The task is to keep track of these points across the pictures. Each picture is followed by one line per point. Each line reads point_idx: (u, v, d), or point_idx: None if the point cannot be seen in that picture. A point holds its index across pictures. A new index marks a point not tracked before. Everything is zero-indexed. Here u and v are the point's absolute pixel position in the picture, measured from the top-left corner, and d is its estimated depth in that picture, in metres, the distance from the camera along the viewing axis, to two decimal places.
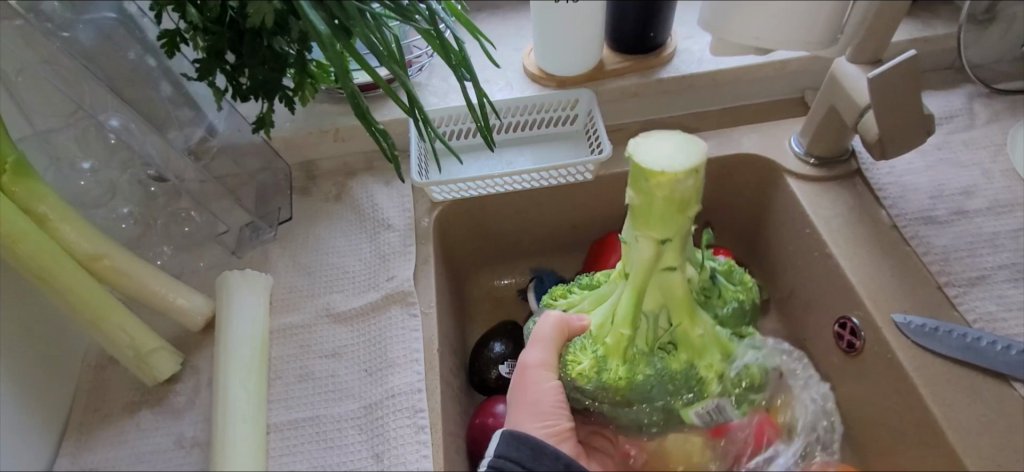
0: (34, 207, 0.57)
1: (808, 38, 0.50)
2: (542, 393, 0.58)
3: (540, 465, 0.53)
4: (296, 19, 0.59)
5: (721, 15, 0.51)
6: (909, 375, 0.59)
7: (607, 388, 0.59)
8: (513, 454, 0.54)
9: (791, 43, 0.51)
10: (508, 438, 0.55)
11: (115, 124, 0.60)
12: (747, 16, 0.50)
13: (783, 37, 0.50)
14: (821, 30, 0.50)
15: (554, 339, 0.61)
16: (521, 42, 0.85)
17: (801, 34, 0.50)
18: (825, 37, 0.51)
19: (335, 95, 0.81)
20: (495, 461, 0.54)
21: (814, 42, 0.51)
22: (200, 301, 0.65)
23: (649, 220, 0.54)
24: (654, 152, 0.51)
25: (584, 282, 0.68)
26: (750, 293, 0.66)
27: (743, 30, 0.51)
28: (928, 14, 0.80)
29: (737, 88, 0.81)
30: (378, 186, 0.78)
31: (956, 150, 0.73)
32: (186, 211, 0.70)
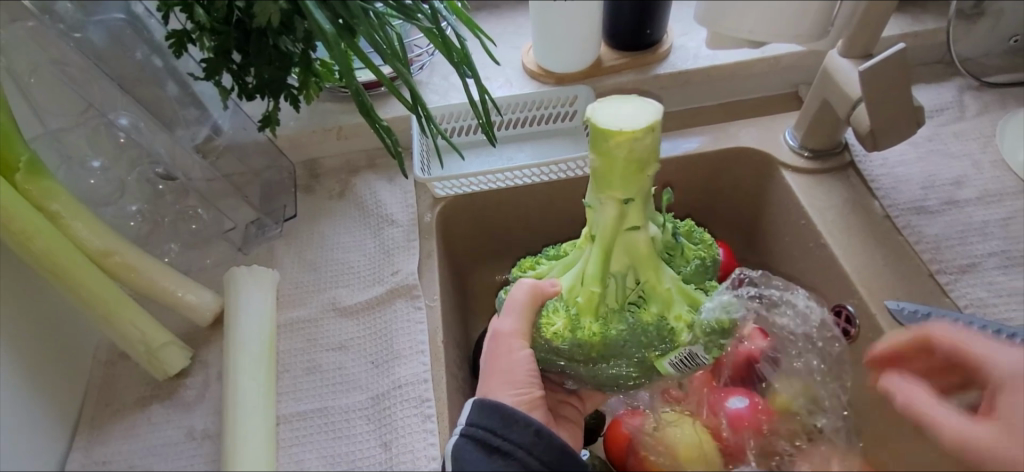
0: (46, 205, 0.58)
1: (797, 32, 0.52)
2: (513, 361, 0.60)
3: (511, 432, 0.54)
4: (301, 19, 0.60)
5: (713, 12, 0.52)
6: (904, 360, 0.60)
7: (578, 346, 0.60)
8: (484, 422, 0.55)
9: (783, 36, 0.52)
10: (479, 407, 0.55)
11: (124, 122, 0.63)
12: (738, 13, 0.52)
13: (774, 32, 0.52)
14: (811, 24, 0.52)
15: (527, 306, 0.62)
16: (520, 40, 0.87)
17: (791, 28, 0.52)
18: (815, 30, 0.53)
19: (337, 93, 0.82)
20: (468, 430, 0.55)
21: (804, 35, 0.53)
22: (209, 297, 0.66)
23: (609, 180, 0.58)
24: (617, 116, 0.56)
25: (551, 253, 0.69)
26: (711, 250, 0.67)
27: (734, 25, 0.52)
28: (918, 9, 0.82)
29: (732, 83, 0.83)
30: (381, 183, 0.79)
31: (947, 142, 0.75)
32: (193, 208, 0.71)
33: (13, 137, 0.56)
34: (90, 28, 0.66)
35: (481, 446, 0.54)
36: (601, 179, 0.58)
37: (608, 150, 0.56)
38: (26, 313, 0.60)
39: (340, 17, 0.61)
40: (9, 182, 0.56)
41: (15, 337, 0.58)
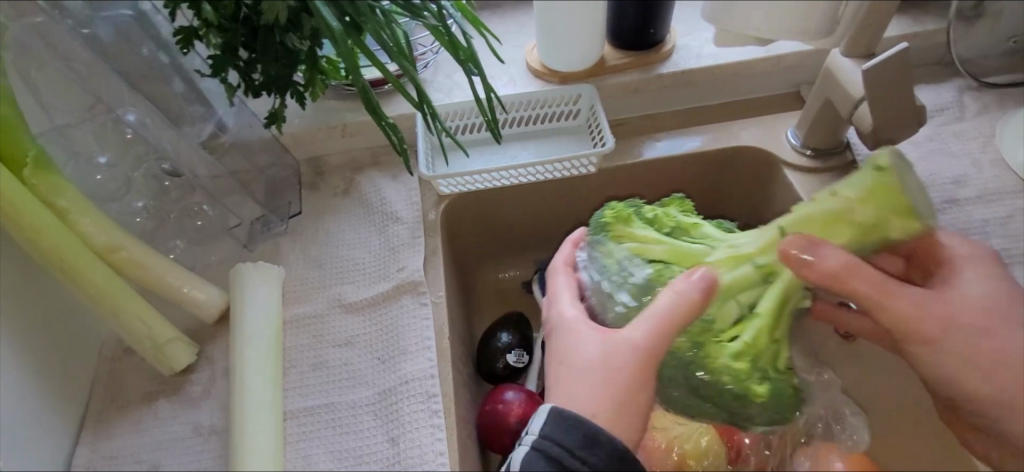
0: (54, 200, 0.58)
1: (805, 29, 0.53)
2: (619, 375, 0.52)
3: (592, 455, 0.51)
4: (309, 16, 0.60)
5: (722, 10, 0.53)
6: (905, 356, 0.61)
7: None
8: (563, 439, 0.52)
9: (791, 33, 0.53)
10: (556, 418, 0.52)
11: (131, 118, 0.63)
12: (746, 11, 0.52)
13: (781, 28, 0.53)
14: (819, 21, 0.52)
15: (678, 316, 0.52)
16: (524, 39, 0.87)
17: (797, 26, 0.52)
18: (823, 29, 0.53)
19: (342, 91, 0.83)
20: (539, 442, 0.52)
21: (812, 33, 0.53)
22: (214, 292, 0.66)
23: (828, 228, 0.57)
24: (867, 178, 0.56)
25: (649, 217, 0.62)
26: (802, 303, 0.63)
27: (742, 23, 0.53)
28: (919, 10, 0.83)
29: (735, 83, 0.83)
30: (385, 180, 0.80)
31: (947, 141, 0.76)
32: (198, 205, 0.71)
33: (20, 133, 0.56)
34: (98, 24, 0.66)
35: (546, 460, 0.52)
36: (829, 213, 0.57)
37: (884, 188, 0.55)
38: (33, 308, 0.60)
39: (347, 15, 0.61)
40: (16, 177, 0.56)
41: (23, 333, 0.58)
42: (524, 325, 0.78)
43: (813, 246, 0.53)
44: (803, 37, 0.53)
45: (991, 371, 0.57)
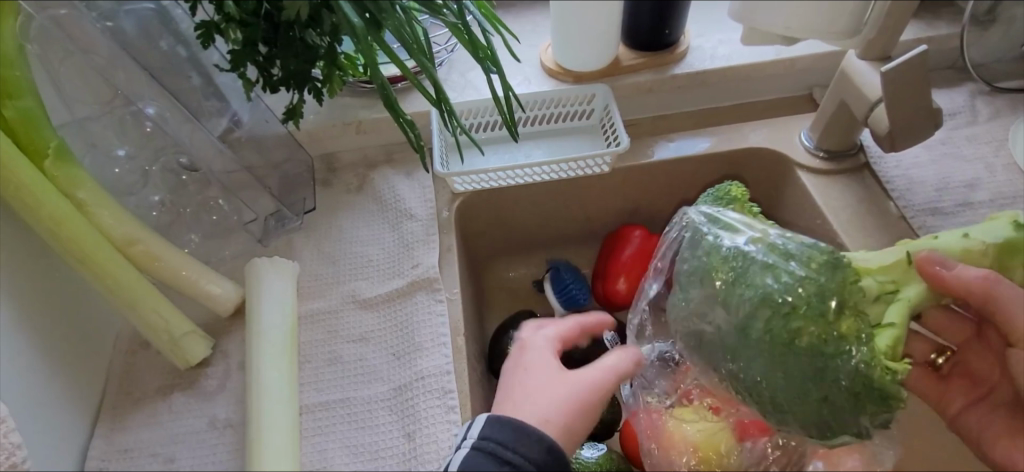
0: (73, 192, 0.58)
1: (827, 29, 0.54)
2: (567, 390, 0.57)
3: (522, 446, 0.54)
4: (330, 13, 0.60)
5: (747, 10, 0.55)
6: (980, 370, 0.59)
7: (812, 303, 0.50)
8: (498, 435, 0.54)
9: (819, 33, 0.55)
10: (493, 420, 0.55)
11: (150, 112, 0.62)
12: (771, 11, 0.54)
13: (805, 27, 0.54)
14: (845, 21, 0.54)
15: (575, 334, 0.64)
16: (538, 38, 0.87)
17: (820, 26, 0.54)
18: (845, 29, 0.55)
19: (356, 88, 0.83)
20: (478, 443, 0.54)
21: (834, 32, 0.55)
22: (229, 286, 0.66)
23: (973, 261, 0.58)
24: (998, 225, 0.59)
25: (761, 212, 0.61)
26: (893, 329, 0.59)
27: (767, 23, 0.55)
28: (931, 14, 0.83)
29: (749, 85, 0.84)
30: (399, 177, 0.80)
31: (960, 145, 0.76)
32: (214, 199, 0.71)
33: (41, 124, 0.56)
34: (120, 17, 0.66)
35: (488, 458, 0.53)
36: (960, 248, 0.58)
37: (1009, 246, 0.58)
38: (50, 300, 0.60)
39: (368, 12, 0.61)
40: (37, 168, 0.56)
41: (40, 325, 0.58)
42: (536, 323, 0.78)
43: (994, 277, 0.56)
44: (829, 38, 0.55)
45: None
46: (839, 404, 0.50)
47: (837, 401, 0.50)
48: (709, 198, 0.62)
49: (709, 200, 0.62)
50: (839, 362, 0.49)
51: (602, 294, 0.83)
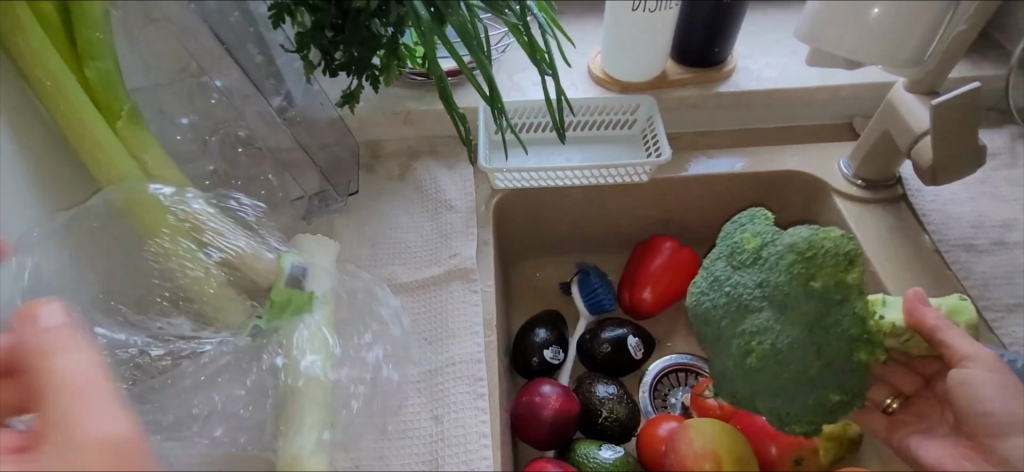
0: (140, 154, 0.61)
1: (894, 57, 0.54)
2: None
3: None
4: (398, 5, 0.63)
5: (818, 30, 0.54)
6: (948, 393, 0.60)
7: (783, 292, 0.56)
8: None
9: (886, 60, 0.55)
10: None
11: (218, 84, 0.67)
12: (843, 34, 0.54)
13: (872, 54, 0.54)
14: (912, 51, 0.54)
15: None
16: (588, 46, 0.89)
17: (887, 52, 0.54)
18: (911, 57, 0.55)
19: (407, 80, 0.85)
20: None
21: (900, 61, 0.55)
22: (270, 256, 0.65)
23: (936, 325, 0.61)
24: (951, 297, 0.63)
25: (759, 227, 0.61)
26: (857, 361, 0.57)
27: (836, 45, 0.55)
28: (979, 55, 0.84)
29: (792, 109, 0.85)
30: (441, 169, 0.82)
31: (998, 186, 0.77)
32: (265, 174, 0.73)
33: (119, 87, 0.59)
34: None
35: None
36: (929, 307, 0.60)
37: (957, 309, 0.61)
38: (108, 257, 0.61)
39: (433, 7, 0.64)
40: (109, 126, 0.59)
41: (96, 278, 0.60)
42: (560, 323, 0.79)
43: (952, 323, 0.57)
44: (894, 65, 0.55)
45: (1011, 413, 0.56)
46: (806, 390, 0.56)
47: (814, 376, 0.56)
48: (748, 218, 0.63)
49: (745, 218, 0.63)
50: (825, 338, 0.56)
51: (628, 302, 0.84)
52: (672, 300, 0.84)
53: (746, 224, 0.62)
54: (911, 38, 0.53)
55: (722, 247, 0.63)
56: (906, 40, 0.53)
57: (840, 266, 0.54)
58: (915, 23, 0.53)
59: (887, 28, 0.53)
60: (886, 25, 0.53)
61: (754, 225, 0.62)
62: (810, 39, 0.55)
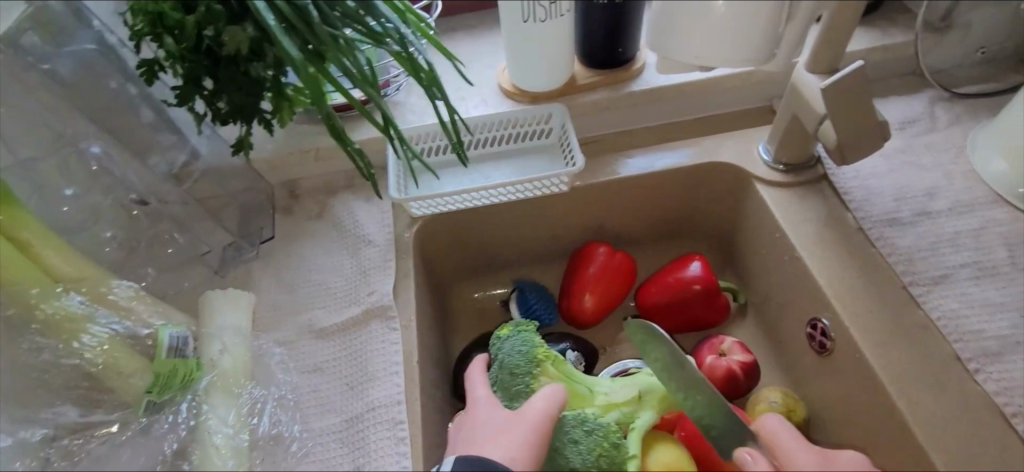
0: (16, 233, 0.58)
1: (746, 55, 0.54)
2: None
3: None
4: (271, 45, 0.58)
5: (660, 37, 0.56)
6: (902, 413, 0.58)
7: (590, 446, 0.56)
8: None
9: (729, 60, 0.54)
10: (461, 462, 0.52)
11: (96, 151, 0.65)
12: (689, 36, 0.54)
13: (721, 56, 0.54)
14: (763, 38, 0.53)
15: None
16: (495, 60, 0.88)
17: (735, 55, 0.54)
18: (763, 53, 0.54)
19: (313, 115, 0.83)
20: None
21: (753, 58, 0.54)
22: (145, 332, 0.61)
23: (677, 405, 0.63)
24: None
25: (532, 365, 0.62)
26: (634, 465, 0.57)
27: (683, 50, 0.55)
28: (887, 21, 0.83)
29: (709, 99, 0.84)
30: (359, 203, 0.79)
31: (919, 153, 0.75)
32: (167, 233, 0.70)
33: None
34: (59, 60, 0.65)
35: None
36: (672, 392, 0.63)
37: None
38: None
39: (310, 44, 0.59)
40: None
41: None
42: None
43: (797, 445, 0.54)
44: (744, 64, 0.54)
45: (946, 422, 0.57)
46: None
47: None
48: (522, 361, 0.62)
49: (518, 358, 0.62)
50: None
51: (567, 312, 0.81)
52: (612, 308, 0.82)
53: (516, 368, 0.62)
54: (754, 35, 0.52)
55: (498, 380, 0.63)
56: (749, 39, 0.53)
57: (607, 465, 0.56)
58: (753, 23, 0.52)
59: (722, 29, 0.52)
60: (726, 16, 0.52)
61: (519, 372, 0.62)
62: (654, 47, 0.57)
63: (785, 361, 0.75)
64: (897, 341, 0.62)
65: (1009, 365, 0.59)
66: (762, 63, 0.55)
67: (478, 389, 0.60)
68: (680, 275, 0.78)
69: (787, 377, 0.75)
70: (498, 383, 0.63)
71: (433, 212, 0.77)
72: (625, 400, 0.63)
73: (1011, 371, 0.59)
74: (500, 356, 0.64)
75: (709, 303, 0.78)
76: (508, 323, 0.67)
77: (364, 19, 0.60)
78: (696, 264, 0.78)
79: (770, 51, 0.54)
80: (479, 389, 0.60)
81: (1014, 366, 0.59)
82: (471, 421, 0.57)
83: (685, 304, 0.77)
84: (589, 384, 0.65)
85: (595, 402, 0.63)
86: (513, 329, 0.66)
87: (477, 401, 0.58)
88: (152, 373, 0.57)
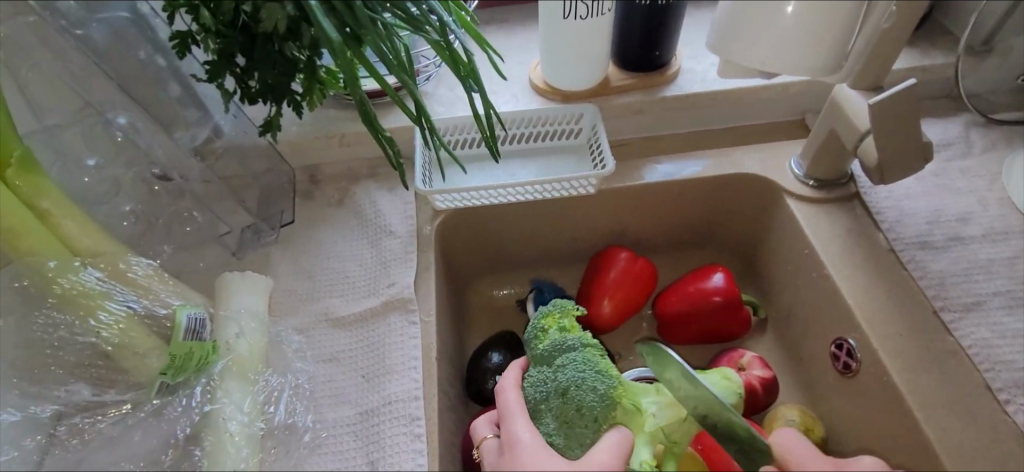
0: (36, 202, 0.57)
1: (812, 65, 0.53)
2: None
3: None
4: (308, 26, 0.56)
5: (725, 42, 0.54)
6: (929, 440, 0.57)
7: None
8: None
9: (795, 68, 0.53)
10: None
11: (122, 122, 0.63)
12: (752, 41, 0.53)
13: (786, 64, 0.53)
14: (830, 50, 0.52)
15: None
16: (527, 56, 0.87)
17: (802, 62, 0.52)
18: (829, 63, 0.53)
19: (341, 100, 0.82)
20: None
21: (818, 68, 0.53)
22: (162, 312, 0.59)
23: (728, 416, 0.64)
24: (726, 388, 0.64)
25: (603, 412, 0.57)
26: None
27: (749, 56, 0.53)
28: (926, 43, 0.82)
29: (741, 109, 0.82)
30: (382, 192, 0.78)
31: (953, 178, 0.74)
32: (188, 211, 0.69)
33: (6, 132, 0.55)
34: (91, 27, 0.66)
35: None
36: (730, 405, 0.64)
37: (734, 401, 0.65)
38: (3, 322, 0.56)
39: (347, 26, 0.57)
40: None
41: None
42: (517, 345, 0.75)
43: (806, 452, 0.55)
44: (810, 74, 0.53)
45: (974, 451, 0.56)
46: None
47: None
48: (596, 402, 0.57)
49: (590, 397, 0.57)
50: None
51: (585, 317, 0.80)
52: (631, 314, 0.80)
53: (587, 408, 0.57)
54: (821, 44, 0.52)
55: (552, 405, 0.59)
56: (816, 48, 0.52)
57: None
58: (820, 32, 0.51)
59: (796, 37, 0.51)
60: (798, 23, 0.50)
61: (588, 415, 0.57)
62: (718, 50, 0.55)
63: (806, 379, 0.74)
64: (927, 367, 0.61)
65: None
66: (828, 73, 0.54)
67: (517, 423, 0.56)
68: (702, 286, 0.77)
69: (806, 396, 0.73)
70: (554, 410, 0.58)
71: (457, 207, 0.75)
72: (673, 422, 0.58)
73: None
74: (564, 385, 0.59)
75: (731, 315, 0.76)
76: (573, 337, 0.63)
77: (404, 4, 0.58)
78: (719, 275, 0.77)
79: (835, 62, 0.54)
80: (520, 425, 0.56)
81: None
82: (515, 462, 0.53)
83: (706, 315, 0.76)
84: (632, 400, 0.59)
85: (643, 428, 0.58)
86: (578, 351, 0.62)
87: (520, 438, 0.54)
88: (167, 355, 0.56)
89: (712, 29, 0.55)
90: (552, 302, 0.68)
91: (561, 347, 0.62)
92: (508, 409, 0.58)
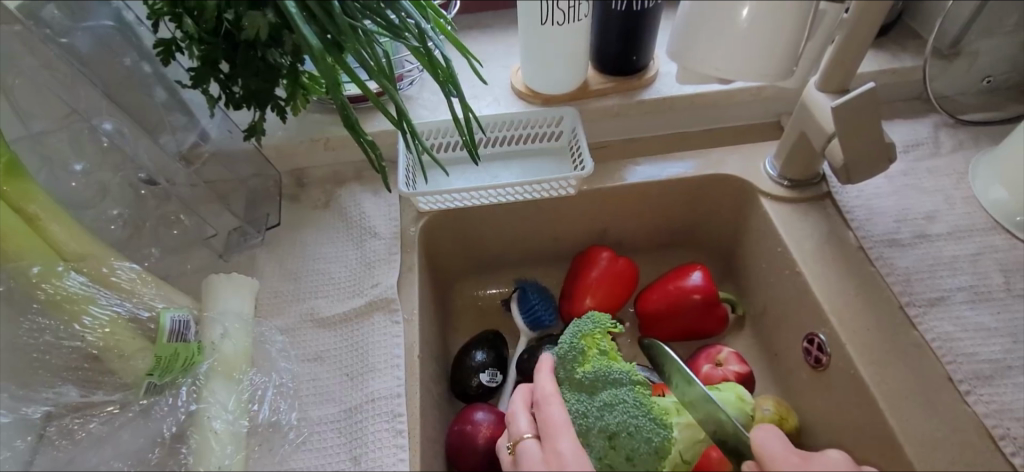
0: (23, 206, 0.58)
1: (763, 71, 0.54)
2: None
3: None
4: (290, 33, 0.58)
5: (684, 48, 0.56)
6: (894, 431, 0.59)
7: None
8: None
9: (747, 74, 0.55)
10: None
11: (107, 128, 0.64)
12: (709, 48, 0.55)
13: (740, 69, 0.55)
14: (781, 56, 0.54)
15: None
16: (509, 61, 0.88)
17: (755, 67, 0.54)
18: (780, 70, 0.55)
19: (325, 105, 0.83)
20: None
21: (770, 74, 0.55)
22: (145, 316, 0.61)
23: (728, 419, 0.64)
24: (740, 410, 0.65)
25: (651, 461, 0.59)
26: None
27: (704, 60, 0.56)
28: (896, 46, 0.85)
29: (717, 112, 0.85)
30: (366, 195, 0.80)
31: (922, 177, 0.77)
32: (175, 214, 0.70)
33: None
34: (77, 35, 0.67)
35: None
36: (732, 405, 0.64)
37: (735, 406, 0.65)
38: None
39: (328, 33, 0.58)
40: None
41: None
42: (500, 344, 0.77)
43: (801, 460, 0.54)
44: (760, 80, 0.55)
45: (938, 443, 0.58)
46: None
47: None
48: (649, 454, 0.58)
49: (641, 447, 0.58)
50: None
51: (568, 314, 0.82)
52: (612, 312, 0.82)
53: (637, 458, 0.58)
54: (772, 50, 0.53)
55: (595, 442, 0.59)
56: (767, 53, 0.54)
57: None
58: (773, 39, 0.53)
59: (748, 43, 0.53)
60: (750, 30, 0.53)
61: (636, 463, 0.58)
62: (676, 55, 0.57)
63: (780, 373, 0.76)
64: (892, 360, 0.63)
65: (1001, 388, 0.60)
66: (780, 80, 0.56)
67: (563, 441, 0.55)
68: (680, 284, 0.79)
69: (781, 390, 0.76)
70: (597, 448, 0.59)
71: (440, 208, 0.77)
72: (688, 444, 0.61)
73: (1002, 395, 0.60)
74: (610, 427, 0.59)
75: (708, 312, 0.78)
76: (620, 369, 0.63)
77: (384, 12, 0.60)
78: (697, 274, 0.79)
79: (788, 68, 0.55)
80: (567, 439, 0.55)
81: (1005, 391, 0.60)
82: None
83: (684, 313, 0.78)
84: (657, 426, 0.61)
85: (668, 454, 0.60)
86: (626, 388, 0.62)
87: (566, 459, 0.54)
88: (153, 356, 0.57)
89: (672, 38, 0.58)
90: (589, 319, 0.68)
91: (604, 378, 0.62)
92: (553, 422, 0.57)
